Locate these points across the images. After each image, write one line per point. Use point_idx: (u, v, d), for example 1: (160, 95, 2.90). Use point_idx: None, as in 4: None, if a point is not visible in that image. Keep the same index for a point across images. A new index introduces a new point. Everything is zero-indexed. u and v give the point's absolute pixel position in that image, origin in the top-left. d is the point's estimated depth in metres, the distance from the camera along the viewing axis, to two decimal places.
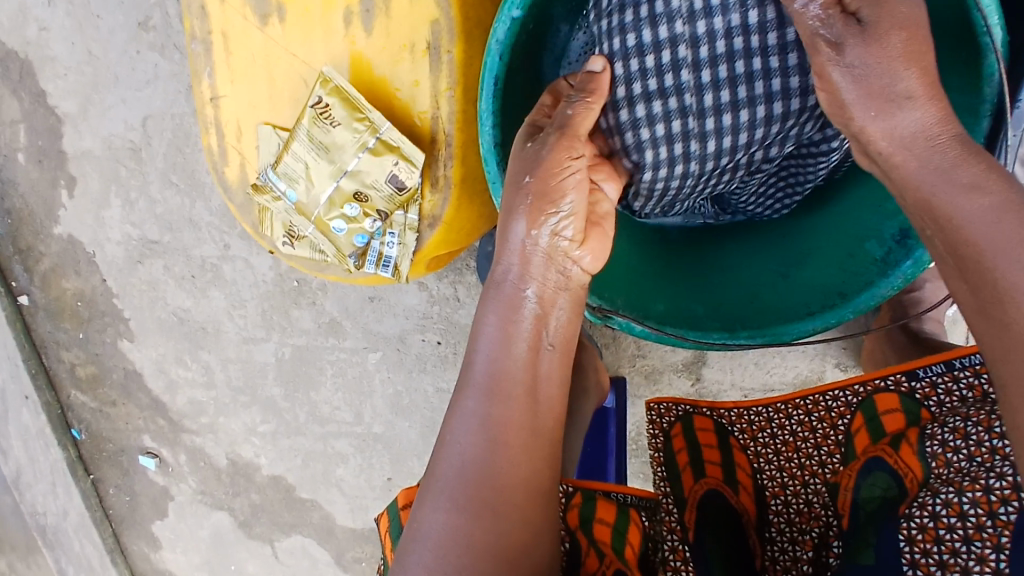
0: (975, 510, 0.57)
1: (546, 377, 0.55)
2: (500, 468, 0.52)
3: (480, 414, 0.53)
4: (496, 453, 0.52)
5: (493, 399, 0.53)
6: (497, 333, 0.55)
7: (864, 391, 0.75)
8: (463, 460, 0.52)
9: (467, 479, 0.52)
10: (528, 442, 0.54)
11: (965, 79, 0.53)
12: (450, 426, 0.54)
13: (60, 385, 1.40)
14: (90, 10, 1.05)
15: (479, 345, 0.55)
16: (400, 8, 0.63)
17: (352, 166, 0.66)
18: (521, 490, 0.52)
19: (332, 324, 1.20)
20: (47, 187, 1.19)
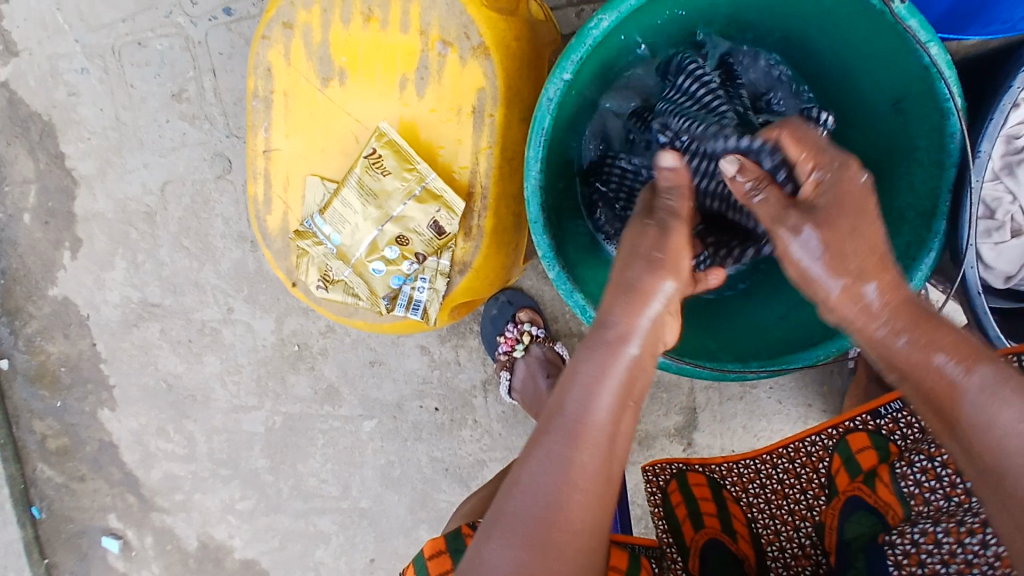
0: (948, 538, 0.67)
1: (623, 432, 0.56)
2: (574, 515, 0.53)
3: (564, 456, 0.54)
4: (575, 501, 0.53)
5: (578, 443, 0.54)
6: (594, 377, 0.56)
7: (836, 434, 0.88)
8: (539, 508, 0.53)
9: (542, 523, 0.52)
10: (601, 492, 0.55)
11: (931, 139, 0.63)
12: (528, 460, 0.55)
13: (27, 458, 1.33)
14: (124, 79, 1.09)
15: (571, 384, 0.56)
16: (452, 76, 0.72)
17: (398, 212, 0.73)
18: (588, 534, 0.54)
19: (329, 391, 1.19)
20: (49, 248, 1.20)
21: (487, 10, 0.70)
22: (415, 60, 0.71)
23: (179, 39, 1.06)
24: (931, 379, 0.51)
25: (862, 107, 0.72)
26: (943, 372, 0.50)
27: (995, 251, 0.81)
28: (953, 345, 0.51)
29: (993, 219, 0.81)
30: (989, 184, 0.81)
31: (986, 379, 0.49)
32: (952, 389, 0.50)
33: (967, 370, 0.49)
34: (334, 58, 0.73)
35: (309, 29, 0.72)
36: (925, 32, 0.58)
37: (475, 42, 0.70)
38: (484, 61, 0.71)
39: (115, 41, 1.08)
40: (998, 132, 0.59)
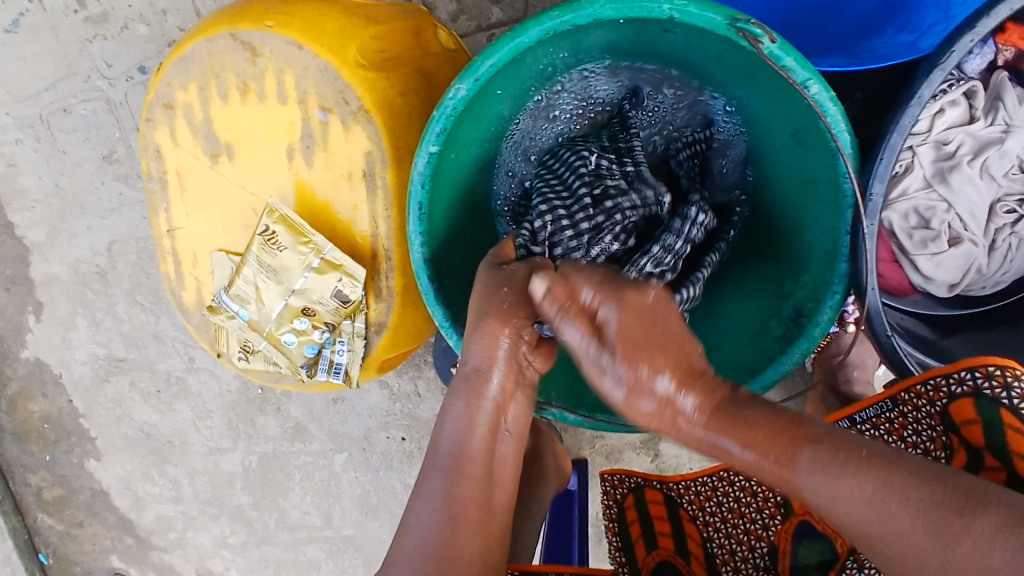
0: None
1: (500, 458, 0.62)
2: (460, 546, 0.58)
3: (444, 490, 0.59)
4: (461, 532, 0.58)
5: (455, 478, 0.59)
6: (465, 415, 0.61)
7: None
8: (425, 545, 0.57)
9: (431, 558, 0.57)
10: (482, 520, 0.60)
11: (829, 176, 0.60)
12: (416, 500, 0.60)
13: (28, 509, 1.36)
14: (57, 146, 1.11)
15: (447, 424, 0.62)
16: (338, 142, 0.70)
17: (299, 285, 0.72)
18: (477, 559, 0.58)
19: (297, 428, 1.22)
20: (14, 312, 1.22)
21: (363, 72, 0.68)
22: (298, 130, 0.70)
23: (101, 102, 1.08)
24: (784, 482, 0.53)
25: (767, 135, 0.68)
26: (780, 474, 0.53)
27: (934, 263, 0.78)
28: (781, 440, 0.53)
29: (929, 229, 0.78)
30: (924, 193, 0.79)
31: (811, 462, 0.52)
32: (796, 486, 0.53)
33: (796, 464, 0.52)
34: (218, 135, 0.72)
35: (191, 108, 0.72)
36: (802, 72, 0.54)
37: (354, 106, 0.68)
38: (366, 124, 0.69)
39: (42, 110, 1.09)
40: (890, 171, 0.56)
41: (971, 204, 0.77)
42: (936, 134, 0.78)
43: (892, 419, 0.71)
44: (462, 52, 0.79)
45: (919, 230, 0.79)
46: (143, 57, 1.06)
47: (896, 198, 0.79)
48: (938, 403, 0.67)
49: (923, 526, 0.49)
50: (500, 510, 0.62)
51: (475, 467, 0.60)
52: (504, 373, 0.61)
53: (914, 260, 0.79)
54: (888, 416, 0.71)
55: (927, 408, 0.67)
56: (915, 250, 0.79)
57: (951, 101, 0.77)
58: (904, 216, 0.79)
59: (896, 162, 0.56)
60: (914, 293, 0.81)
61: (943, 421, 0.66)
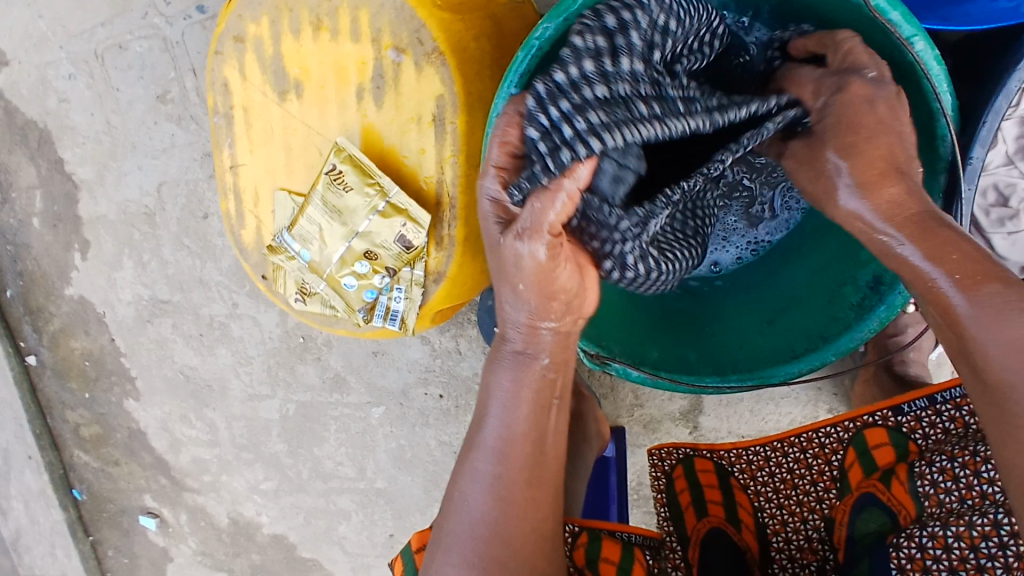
0: (960, 543, 0.60)
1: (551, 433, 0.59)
2: (510, 529, 0.55)
3: (491, 473, 0.56)
4: (512, 518, 0.55)
5: (501, 460, 0.56)
6: (509, 392, 0.57)
7: (854, 426, 0.76)
8: (473, 528, 0.55)
9: (477, 541, 0.55)
10: (533, 499, 0.56)
11: (924, 138, 0.59)
12: (462, 481, 0.58)
13: (65, 445, 1.38)
14: (111, 84, 1.11)
15: (493, 402, 0.58)
16: (409, 84, 0.69)
17: (363, 228, 0.71)
18: (529, 542, 0.55)
19: (336, 379, 1.23)
20: (61, 250, 1.24)
21: (439, 12, 0.67)
22: (369, 69, 0.69)
23: (157, 40, 1.07)
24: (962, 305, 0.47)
25: None
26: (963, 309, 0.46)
27: (1010, 241, 0.76)
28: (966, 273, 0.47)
29: (1007, 207, 0.76)
30: (1005, 169, 0.76)
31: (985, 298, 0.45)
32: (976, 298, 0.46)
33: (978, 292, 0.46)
34: (288, 71, 0.71)
35: (260, 42, 0.71)
36: (908, 28, 0.52)
37: (428, 47, 0.67)
38: (439, 66, 0.67)
39: (97, 46, 1.10)
40: (991, 137, 0.56)
41: None
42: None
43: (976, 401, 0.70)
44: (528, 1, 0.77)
45: (996, 208, 0.76)
46: None
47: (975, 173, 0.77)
48: None
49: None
50: (551, 482, 0.58)
51: (518, 445, 0.56)
52: (551, 345, 0.58)
53: (990, 239, 0.77)
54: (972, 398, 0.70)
55: None
56: (990, 228, 0.77)
57: None
58: (982, 194, 0.76)
59: (998, 128, 0.55)
60: None
61: None
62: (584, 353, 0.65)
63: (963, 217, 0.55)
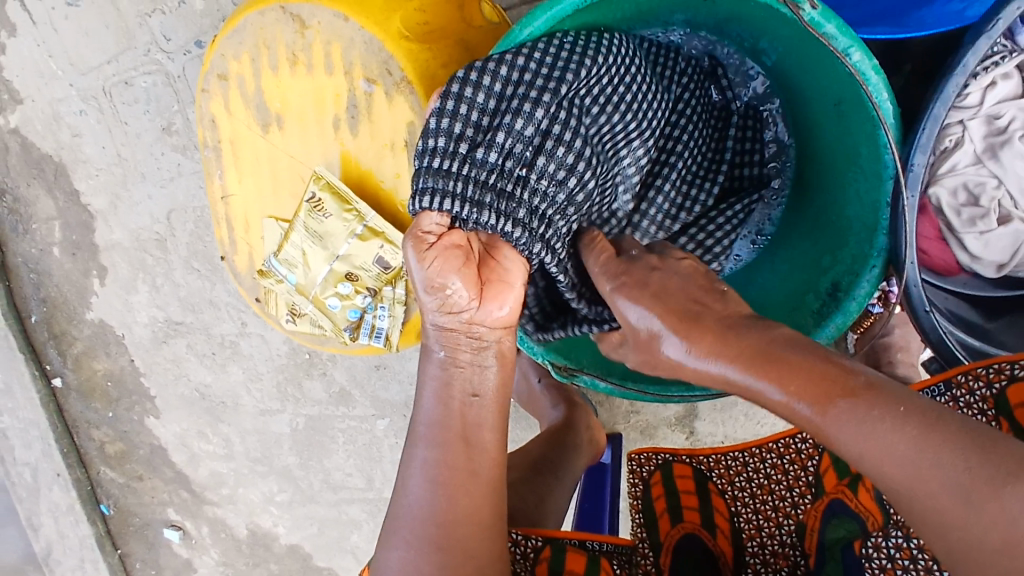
0: (923, 555, 0.61)
1: (489, 416, 0.57)
2: (455, 508, 0.54)
3: (432, 458, 0.55)
4: (455, 498, 0.55)
5: (446, 451, 0.55)
6: (447, 376, 0.57)
7: None
8: (418, 511, 0.55)
9: (422, 523, 0.54)
10: (473, 481, 0.56)
11: (871, 148, 0.60)
12: (407, 474, 0.56)
13: (91, 462, 1.45)
14: (119, 118, 1.17)
15: (428, 389, 0.58)
16: (381, 113, 0.72)
17: (344, 250, 0.75)
18: (473, 526, 0.55)
19: (342, 392, 1.27)
20: (80, 277, 1.30)
21: (406, 43, 0.70)
22: (343, 100, 0.72)
23: (161, 75, 1.13)
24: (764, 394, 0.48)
25: (810, 105, 0.68)
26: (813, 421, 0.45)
27: (983, 242, 0.75)
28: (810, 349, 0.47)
29: (978, 206, 0.75)
30: (973, 169, 0.76)
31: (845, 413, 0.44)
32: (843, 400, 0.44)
33: (854, 394, 0.44)
34: (270, 105, 0.75)
35: (243, 79, 0.75)
36: (843, 40, 0.53)
37: (397, 77, 0.70)
38: (409, 94, 0.71)
39: (105, 83, 1.16)
40: (932, 143, 0.57)
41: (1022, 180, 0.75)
42: (987, 109, 0.76)
43: None
44: (504, 23, 0.79)
45: (968, 208, 0.76)
46: (200, 32, 1.11)
47: (944, 173, 0.77)
48: (996, 388, 0.61)
49: (955, 495, 0.40)
50: (491, 480, 0.57)
51: (461, 435, 0.56)
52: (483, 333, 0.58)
53: (962, 239, 0.76)
54: None
55: (981, 391, 0.62)
56: (962, 229, 0.76)
57: (1003, 76, 0.75)
58: (952, 193, 0.76)
59: (937, 134, 0.57)
60: (963, 274, 0.79)
61: (996, 407, 0.61)
62: (553, 368, 0.70)
63: (908, 225, 0.56)
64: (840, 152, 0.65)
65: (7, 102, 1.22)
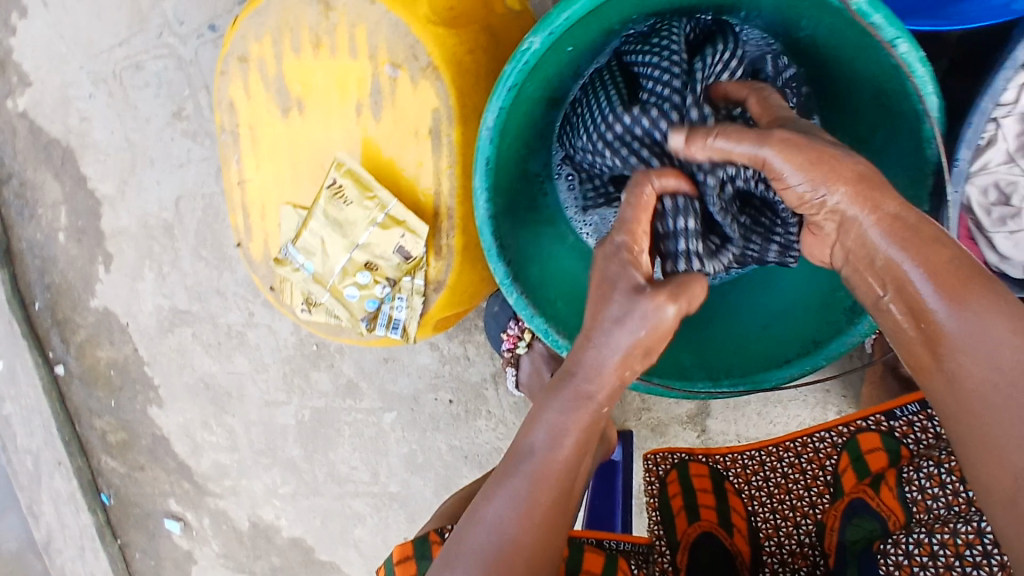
0: (944, 551, 0.60)
1: (582, 467, 0.56)
2: (528, 544, 0.52)
3: (526, 497, 0.52)
4: (534, 542, 0.52)
5: (537, 485, 0.53)
6: (560, 424, 0.53)
7: (847, 431, 0.79)
8: (497, 541, 0.52)
9: (501, 553, 0.51)
10: (554, 521, 0.54)
11: (913, 142, 0.59)
12: (491, 495, 0.53)
13: (92, 450, 1.43)
14: (129, 102, 1.15)
15: (538, 429, 0.54)
16: (405, 98, 0.70)
17: (363, 240, 0.74)
18: (541, 564, 0.53)
19: (349, 385, 1.25)
20: (85, 263, 1.28)
21: (433, 27, 0.68)
22: (367, 85, 0.71)
23: (172, 59, 1.11)
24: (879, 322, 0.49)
25: (847, 94, 0.66)
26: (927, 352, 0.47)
27: (1013, 241, 0.76)
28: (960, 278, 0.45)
29: (1009, 206, 0.75)
30: (1005, 167, 0.75)
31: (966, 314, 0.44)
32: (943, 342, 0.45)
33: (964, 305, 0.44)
34: (290, 88, 0.74)
35: (263, 62, 0.74)
36: (892, 30, 0.51)
37: (423, 62, 0.69)
38: (435, 80, 0.69)
39: (115, 66, 1.14)
40: (979, 138, 0.56)
41: None
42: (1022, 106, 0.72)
43: None
44: (526, 12, 0.79)
45: (998, 207, 0.76)
46: (212, 16, 1.09)
47: (976, 172, 0.76)
48: None
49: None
50: (571, 514, 0.56)
51: (552, 471, 0.53)
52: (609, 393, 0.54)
53: (991, 238, 0.77)
54: None
55: None
56: (992, 227, 0.76)
57: None
58: (983, 192, 0.76)
59: (984, 129, 0.56)
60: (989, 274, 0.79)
61: None
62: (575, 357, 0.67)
63: (949, 218, 0.55)
64: (880, 143, 0.64)
65: (16, 84, 1.20)
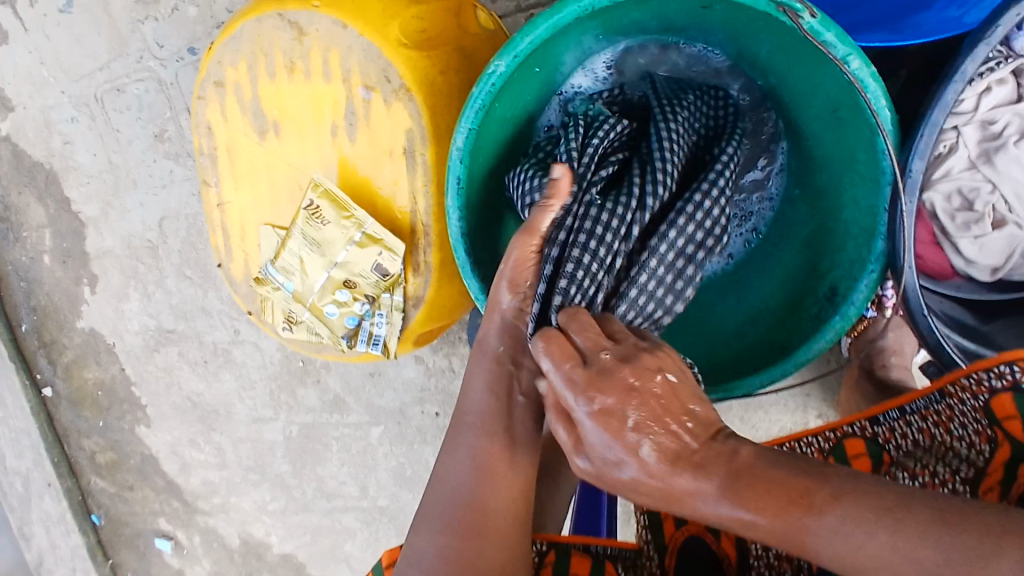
0: None
1: (530, 420, 0.60)
2: (490, 498, 0.56)
3: (475, 447, 0.58)
4: (493, 496, 0.56)
5: (485, 437, 0.58)
6: (492, 379, 0.60)
7: (834, 437, 0.74)
8: (456, 496, 0.56)
9: (461, 508, 0.56)
10: (513, 477, 0.58)
11: (869, 153, 0.62)
12: (448, 453, 0.59)
13: (81, 471, 1.43)
14: (111, 125, 1.16)
15: (475, 387, 0.60)
16: (379, 120, 0.72)
17: (341, 258, 0.75)
18: (506, 520, 0.56)
19: (336, 400, 1.26)
20: (71, 284, 1.29)
21: (405, 50, 0.70)
22: (342, 107, 0.72)
23: (153, 82, 1.13)
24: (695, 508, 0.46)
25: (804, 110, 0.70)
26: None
27: (979, 246, 0.78)
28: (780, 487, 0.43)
29: (972, 211, 0.78)
30: (968, 174, 0.79)
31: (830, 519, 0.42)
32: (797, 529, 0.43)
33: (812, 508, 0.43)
34: (266, 112, 0.75)
35: (240, 86, 0.75)
36: (843, 47, 0.54)
37: (395, 84, 0.70)
38: (407, 102, 0.71)
39: (96, 90, 1.15)
40: (930, 150, 0.59)
41: (1017, 185, 0.77)
42: (982, 114, 0.77)
43: (940, 412, 0.69)
44: (500, 31, 0.80)
45: (962, 213, 0.79)
46: (192, 39, 1.10)
47: (939, 179, 0.79)
48: (982, 397, 0.66)
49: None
50: (531, 472, 0.59)
51: (499, 423, 0.58)
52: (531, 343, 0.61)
53: (957, 243, 0.78)
54: (937, 409, 0.70)
55: (972, 401, 0.67)
56: (957, 233, 0.78)
57: (999, 80, 0.77)
58: (947, 198, 0.79)
59: (935, 141, 0.59)
60: (956, 278, 0.81)
61: (987, 415, 0.65)
62: None
63: (906, 226, 0.59)
64: (838, 157, 0.67)
65: None
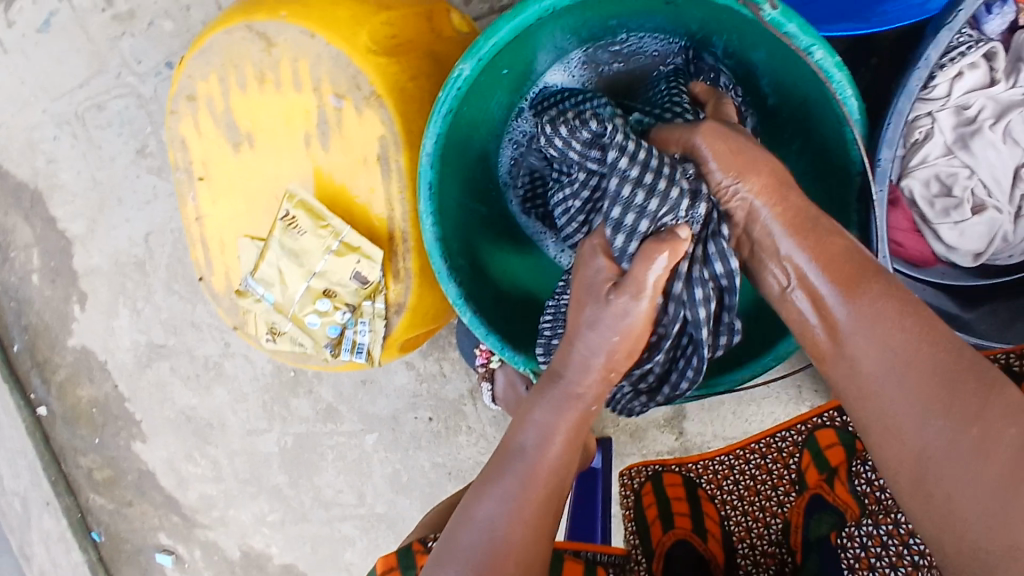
0: (893, 541, 0.64)
1: (568, 468, 0.59)
2: (516, 542, 0.54)
3: (515, 492, 0.55)
4: (520, 540, 0.54)
5: (527, 485, 0.56)
6: (548, 425, 0.58)
7: (806, 429, 0.83)
8: (485, 536, 0.54)
9: (489, 550, 0.54)
10: (542, 523, 0.56)
11: (839, 144, 0.62)
12: (481, 495, 0.56)
13: (79, 490, 1.42)
14: (93, 142, 1.17)
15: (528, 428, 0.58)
16: (351, 128, 0.72)
17: (320, 267, 0.74)
18: (530, 563, 0.55)
19: (329, 409, 1.26)
20: (60, 303, 1.29)
21: (375, 57, 0.70)
22: (313, 116, 0.72)
23: (133, 98, 1.13)
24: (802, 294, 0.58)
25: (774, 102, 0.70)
26: (837, 311, 0.55)
27: (958, 232, 0.77)
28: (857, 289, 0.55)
29: (951, 196, 0.78)
30: (944, 160, 0.78)
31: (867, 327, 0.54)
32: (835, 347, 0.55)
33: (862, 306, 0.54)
34: (239, 124, 0.75)
35: (211, 99, 0.75)
36: (806, 38, 0.54)
37: (366, 91, 0.70)
38: (379, 108, 0.70)
39: (77, 107, 1.15)
40: (898, 138, 0.60)
41: (993, 168, 0.77)
42: (956, 99, 0.77)
43: None
44: (473, 33, 0.80)
45: (940, 199, 0.78)
46: (170, 53, 1.11)
47: (916, 165, 0.79)
48: None
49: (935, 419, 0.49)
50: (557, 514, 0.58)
51: (540, 475, 0.57)
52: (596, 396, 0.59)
53: (936, 229, 0.78)
54: None
55: None
56: (936, 219, 0.78)
57: (971, 64, 0.76)
58: (925, 184, 0.78)
59: (902, 129, 0.60)
60: (940, 264, 0.81)
61: None
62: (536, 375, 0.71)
63: (875, 214, 0.59)
64: (810, 149, 0.67)
65: None
